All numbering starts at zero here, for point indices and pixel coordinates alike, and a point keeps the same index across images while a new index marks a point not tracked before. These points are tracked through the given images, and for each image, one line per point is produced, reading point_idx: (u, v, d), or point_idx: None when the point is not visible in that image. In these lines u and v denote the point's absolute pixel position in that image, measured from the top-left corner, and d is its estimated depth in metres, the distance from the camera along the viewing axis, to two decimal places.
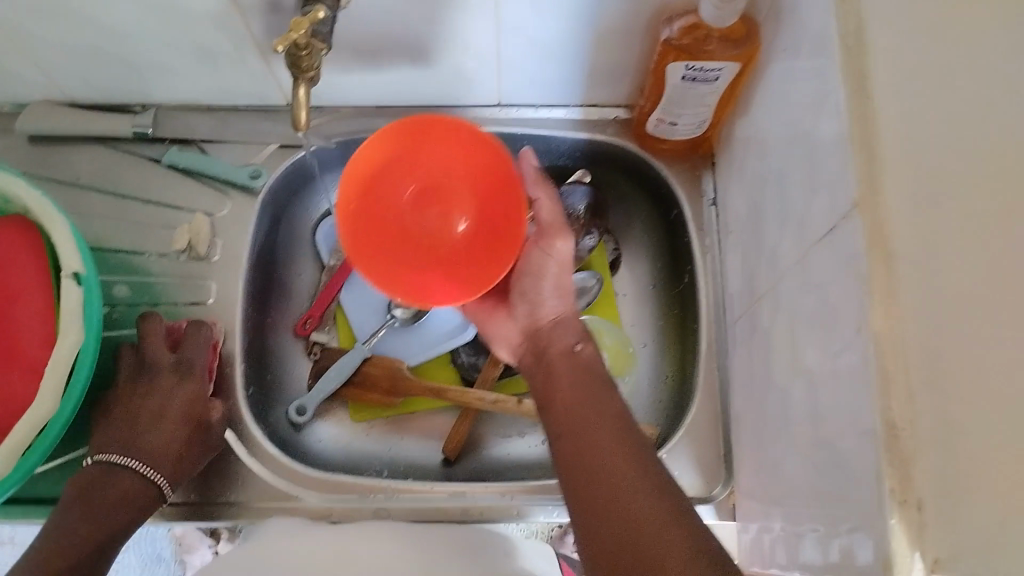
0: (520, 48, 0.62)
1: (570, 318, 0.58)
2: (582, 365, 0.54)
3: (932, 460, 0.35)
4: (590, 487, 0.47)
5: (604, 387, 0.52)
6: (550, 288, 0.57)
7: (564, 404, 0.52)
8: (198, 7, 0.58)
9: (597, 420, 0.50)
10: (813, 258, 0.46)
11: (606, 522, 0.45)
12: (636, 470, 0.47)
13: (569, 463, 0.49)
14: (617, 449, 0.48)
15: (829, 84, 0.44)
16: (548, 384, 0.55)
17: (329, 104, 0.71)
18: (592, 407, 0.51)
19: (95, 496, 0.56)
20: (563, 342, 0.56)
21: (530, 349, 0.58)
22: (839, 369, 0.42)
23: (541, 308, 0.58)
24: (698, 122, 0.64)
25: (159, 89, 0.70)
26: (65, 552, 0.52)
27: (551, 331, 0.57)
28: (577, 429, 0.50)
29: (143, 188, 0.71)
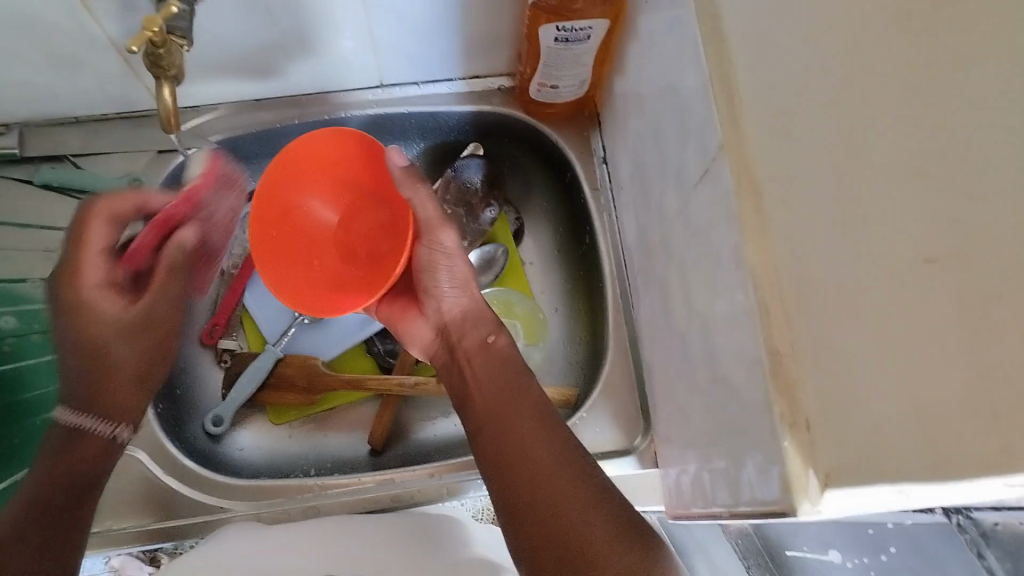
0: (389, 25, 0.60)
1: (481, 309, 0.57)
2: (494, 357, 0.54)
3: (812, 380, 0.33)
4: (514, 477, 0.48)
5: (519, 375, 0.53)
6: (446, 280, 0.57)
7: (482, 398, 0.53)
8: (38, 15, 0.54)
9: (516, 411, 0.51)
10: (690, 208, 0.46)
11: (533, 519, 0.46)
12: (557, 456, 0.48)
13: (491, 455, 0.50)
14: (537, 436, 0.49)
15: (685, 36, 0.44)
16: (463, 378, 0.55)
17: (205, 103, 0.68)
18: (508, 398, 0.52)
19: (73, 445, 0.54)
20: (474, 336, 0.56)
21: (441, 346, 0.58)
22: (719, 316, 0.42)
23: (444, 301, 0.58)
24: (579, 82, 0.63)
25: (16, 106, 0.66)
26: (48, 497, 0.51)
27: (460, 325, 0.57)
28: (498, 423, 0.50)
29: (18, 211, 0.67)
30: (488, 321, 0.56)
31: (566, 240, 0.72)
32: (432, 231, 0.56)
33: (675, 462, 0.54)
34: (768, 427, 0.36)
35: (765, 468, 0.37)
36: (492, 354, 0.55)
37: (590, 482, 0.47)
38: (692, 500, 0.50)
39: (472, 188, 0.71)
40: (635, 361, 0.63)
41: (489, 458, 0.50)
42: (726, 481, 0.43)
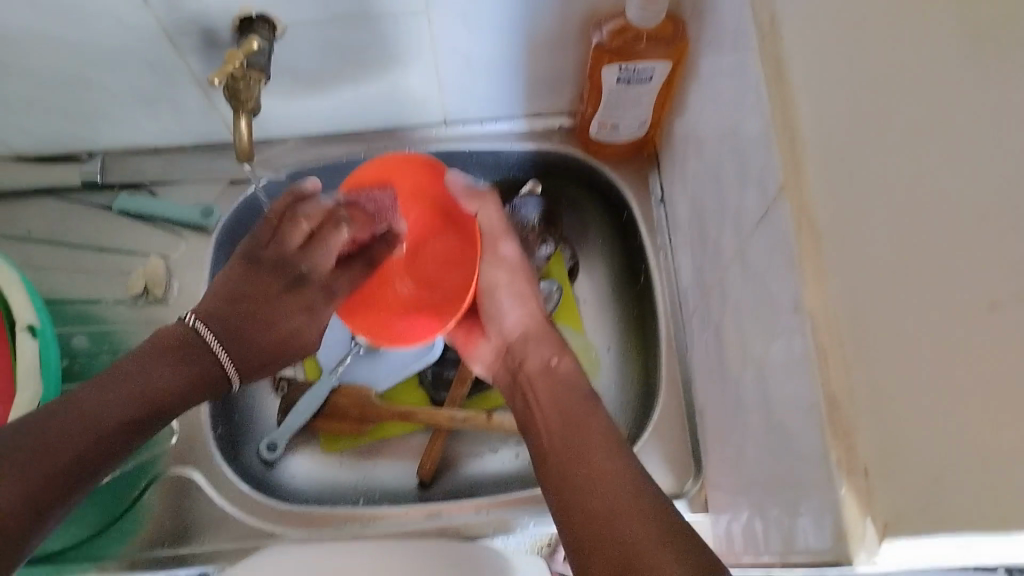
0: (457, 66, 0.62)
1: (543, 331, 0.60)
2: (558, 377, 0.56)
3: (870, 425, 0.32)
4: (579, 498, 0.46)
5: (584, 399, 0.53)
6: (509, 298, 0.60)
7: (548, 421, 0.53)
8: (131, 50, 0.58)
9: (581, 434, 0.50)
10: (747, 249, 0.46)
11: (586, 518, 0.45)
12: (618, 478, 0.46)
13: (558, 481, 0.49)
14: (602, 455, 0.48)
15: (749, 77, 0.44)
16: (530, 404, 0.56)
17: (276, 137, 0.71)
18: (574, 423, 0.51)
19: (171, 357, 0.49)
20: (539, 359, 0.58)
21: (503, 366, 0.61)
22: (777, 352, 0.41)
23: (506, 321, 0.61)
24: (639, 123, 0.64)
25: (104, 136, 0.70)
26: (133, 388, 0.46)
27: (523, 346, 0.59)
28: (562, 445, 0.50)
29: (95, 235, 0.71)
30: (551, 344, 0.59)
31: (623, 281, 0.72)
32: (494, 240, 0.60)
33: (726, 509, 0.53)
34: (824, 472, 0.35)
35: (820, 514, 0.36)
36: (556, 376, 0.56)
37: (647, 504, 0.44)
38: (742, 549, 0.49)
39: (529, 224, 0.71)
40: (689, 402, 0.62)
41: (549, 476, 0.50)
42: (779, 527, 0.43)
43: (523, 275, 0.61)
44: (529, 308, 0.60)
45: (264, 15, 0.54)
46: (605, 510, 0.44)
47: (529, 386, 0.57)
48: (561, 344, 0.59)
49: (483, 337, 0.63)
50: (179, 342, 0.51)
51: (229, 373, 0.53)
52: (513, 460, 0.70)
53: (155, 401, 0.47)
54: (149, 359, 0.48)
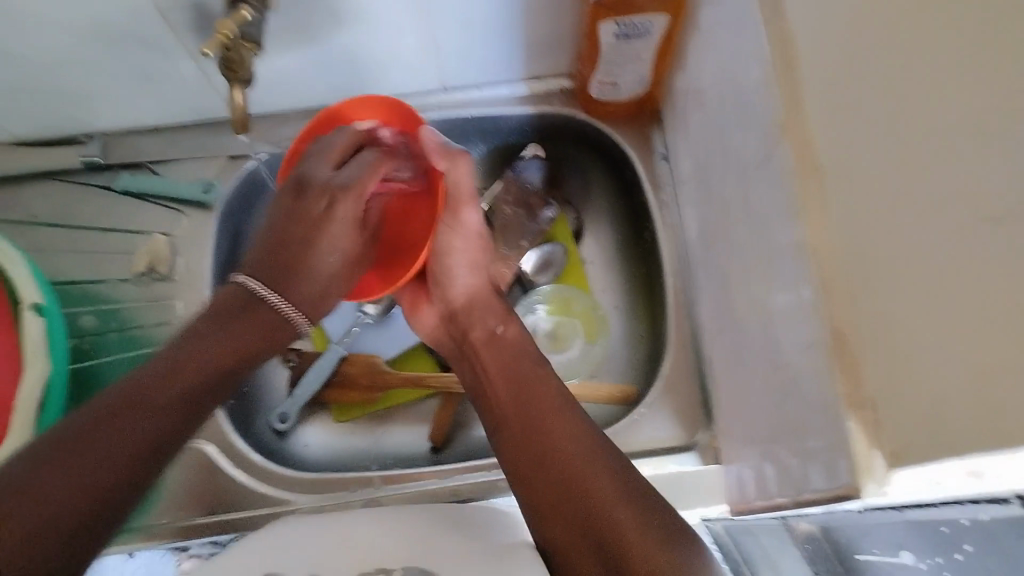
0: (454, 31, 0.62)
1: (487, 294, 0.61)
2: (503, 346, 0.57)
3: (873, 356, 0.33)
4: (538, 466, 0.48)
5: (535, 365, 0.54)
6: (461, 262, 0.61)
7: (498, 387, 0.54)
8: (125, 27, 0.57)
9: (535, 398, 0.51)
10: (751, 198, 0.45)
11: (548, 489, 0.47)
12: (579, 444, 0.48)
13: (515, 448, 0.50)
14: (557, 420, 0.49)
15: (748, 24, 0.44)
16: (478, 369, 0.57)
17: (273, 109, 0.71)
18: (525, 387, 0.53)
19: (235, 313, 0.52)
20: (484, 328, 0.59)
21: (447, 331, 0.63)
22: (784, 298, 0.41)
23: (455, 287, 0.61)
24: (639, 78, 0.64)
25: (101, 115, 0.69)
26: (197, 359, 0.48)
27: (467, 313, 0.61)
28: (515, 414, 0.51)
29: (96, 216, 0.71)
30: (496, 312, 0.60)
31: (628, 240, 0.72)
32: (457, 206, 0.58)
33: (737, 458, 0.53)
34: (834, 412, 0.36)
35: (833, 453, 0.36)
36: (502, 342, 0.57)
37: (610, 469, 0.46)
38: (755, 497, 0.50)
39: (531, 188, 0.71)
40: (697, 356, 0.62)
41: (506, 447, 0.51)
42: (792, 472, 0.43)
43: (479, 237, 0.61)
44: (479, 275, 0.61)
45: None
46: (569, 478, 0.46)
47: (473, 354, 0.58)
48: (505, 312, 0.60)
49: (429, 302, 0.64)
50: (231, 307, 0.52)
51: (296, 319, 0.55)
52: None
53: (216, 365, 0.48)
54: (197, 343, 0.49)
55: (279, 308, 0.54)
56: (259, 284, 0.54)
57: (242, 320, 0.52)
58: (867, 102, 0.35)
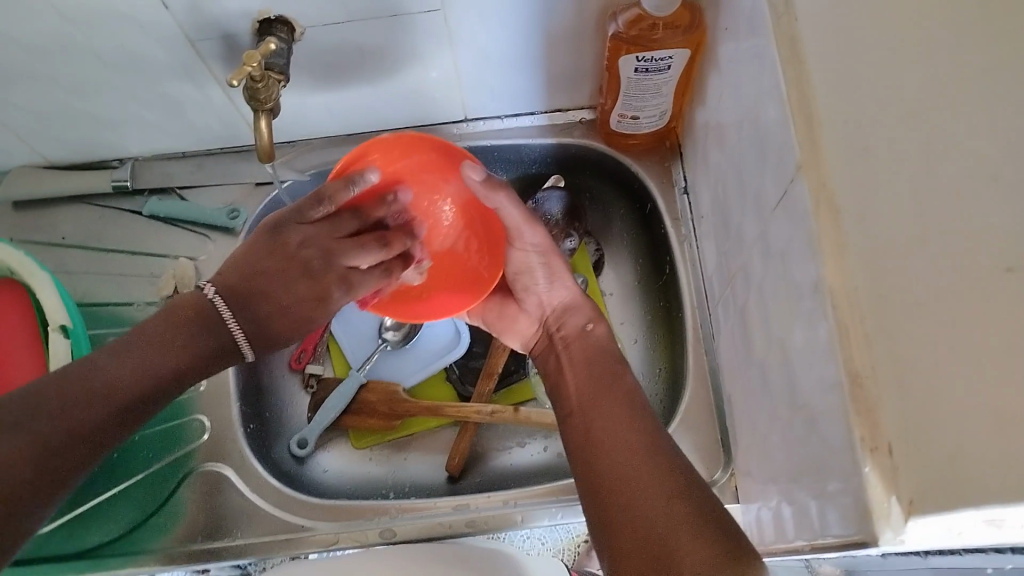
0: (478, 63, 0.63)
1: (580, 302, 0.60)
2: (592, 344, 0.56)
3: (890, 398, 0.31)
4: (603, 460, 0.47)
5: (613, 367, 0.53)
6: (543, 277, 0.61)
7: (575, 385, 0.54)
8: (157, 57, 0.59)
9: (606, 395, 0.51)
10: (769, 231, 0.45)
11: (604, 467, 0.46)
12: (644, 443, 0.46)
13: (582, 442, 0.49)
14: (625, 416, 0.48)
15: (764, 59, 0.43)
16: (561, 369, 0.56)
17: (299, 138, 0.72)
18: (597, 387, 0.52)
19: (184, 325, 0.50)
20: (574, 324, 0.58)
21: (542, 335, 0.61)
22: (800, 336, 0.40)
23: (546, 295, 0.61)
24: (660, 112, 0.64)
25: (132, 142, 0.71)
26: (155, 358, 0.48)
27: (561, 315, 0.60)
28: (590, 401, 0.51)
29: (125, 239, 0.72)
30: (587, 311, 0.59)
31: (648, 271, 0.72)
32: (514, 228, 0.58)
33: (755, 497, 0.53)
34: (848, 456, 0.35)
35: (847, 496, 0.36)
36: (591, 340, 0.56)
37: (665, 457, 0.45)
38: (773, 537, 0.49)
39: (553, 220, 0.72)
40: (716, 392, 0.62)
41: (576, 429, 0.50)
42: (808, 513, 0.42)
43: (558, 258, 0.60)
44: (566, 287, 0.60)
45: (282, 17, 0.55)
46: (629, 459, 0.46)
47: (564, 352, 0.58)
48: (597, 311, 0.59)
49: (522, 308, 0.63)
50: (189, 318, 0.50)
51: (240, 342, 0.52)
52: (541, 453, 0.70)
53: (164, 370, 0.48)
54: (142, 353, 0.47)
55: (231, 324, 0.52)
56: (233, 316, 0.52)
57: (162, 335, 0.49)
58: (877, 141, 0.34)
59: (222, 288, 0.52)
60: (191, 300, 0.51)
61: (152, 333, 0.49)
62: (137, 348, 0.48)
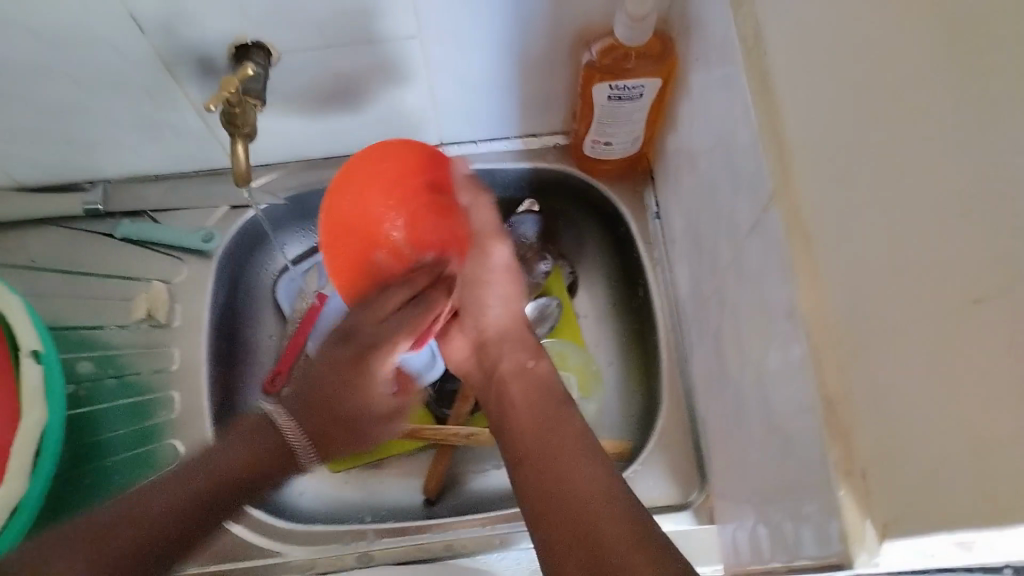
0: (454, 89, 0.63)
1: (518, 334, 0.60)
2: (536, 381, 0.56)
3: (865, 424, 0.33)
4: (551, 488, 0.47)
5: (558, 405, 0.54)
6: (494, 296, 0.60)
7: (521, 417, 0.54)
8: (131, 81, 0.59)
9: (556, 429, 0.52)
10: (744, 258, 0.46)
11: (557, 521, 0.45)
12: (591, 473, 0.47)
13: (531, 470, 0.49)
14: (573, 448, 0.49)
15: (736, 89, 0.44)
16: (501, 402, 0.57)
17: (275, 161, 0.72)
18: (547, 420, 0.52)
19: (259, 437, 0.60)
20: (515, 360, 0.59)
21: (476, 364, 0.62)
22: (774, 361, 0.41)
23: (486, 317, 0.60)
24: (633, 139, 0.65)
25: (104, 164, 0.70)
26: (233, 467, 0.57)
27: (499, 346, 0.60)
28: (537, 452, 0.50)
29: (97, 263, 0.71)
30: (526, 346, 0.60)
31: (621, 293, 0.73)
32: (483, 242, 0.59)
33: (729, 517, 0.53)
34: (823, 480, 0.36)
35: (823, 519, 0.36)
36: (533, 377, 0.57)
37: (611, 488, 0.46)
38: (749, 557, 0.49)
39: (527, 242, 0.73)
40: (691, 413, 0.62)
41: (525, 484, 0.49)
42: (784, 534, 0.43)
43: (511, 278, 0.61)
44: (510, 309, 0.61)
45: (259, 41, 0.56)
46: (582, 510, 0.45)
47: (506, 385, 0.57)
48: (537, 347, 0.60)
49: (459, 331, 0.62)
50: (258, 432, 0.60)
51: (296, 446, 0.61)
52: None
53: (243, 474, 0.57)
54: (229, 451, 0.58)
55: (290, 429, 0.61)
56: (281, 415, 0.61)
57: (248, 434, 0.59)
58: (848, 174, 0.35)
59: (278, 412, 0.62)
60: (255, 421, 0.61)
61: (237, 440, 0.59)
62: (215, 471, 0.56)
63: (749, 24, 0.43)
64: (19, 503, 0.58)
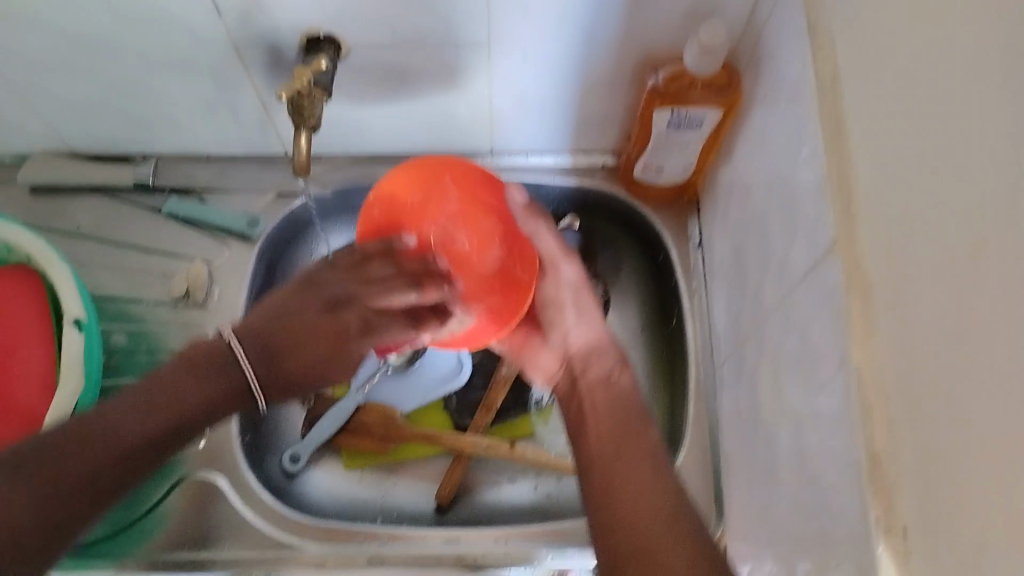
0: (513, 99, 0.63)
1: (606, 343, 0.53)
2: (619, 395, 0.50)
3: (909, 482, 0.33)
4: (631, 553, 0.42)
5: (640, 423, 0.49)
6: (572, 311, 0.53)
7: (596, 437, 0.48)
8: (198, 60, 0.60)
9: (639, 464, 0.46)
10: (794, 299, 0.45)
11: None
12: (679, 545, 0.42)
13: (608, 511, 0.44)
14: (662, 503, 0.44)
15: (805, 131, 0.44)
16: (575, 413, 0.51)
17: (326, 153, 0.73)
18: (628, 448, 0.47)
19: (207, 371, 0.49)
20: (600, 369, 0.52)
21: (563, 379, 0.53)
22: (819, 406, 0.40)
23: (569, 335, 0.53)
24: (685, 167, 0.65)
25: (159, 140, 0.71)
26: (167, 408, 0.47)
27: (583, 359, 0.52)
28: (613, 489, 0.45)
29: (141, 236, 0.72)
30: (614, 356, 0.52)
31: (655, 323, 0.72)
32: (550, 258, 0.54)
33: (747, 559, 0.53)
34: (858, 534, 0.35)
35: (854, 573, 0.36)
36: (615, 392, 0.50)
37: (705, 563, 0.41)
38: None
39: None
40: (714, 449, 0.62)
41: (600, 517, 0.45)
42: None
43: (588, 291, 0.55)
44: (595, 321, 0.53)
45: (331, 35, 0.56)
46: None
47: (585, 400, 0.51)
48: (623, 356, 0.53)
49: (545, 344, 0.54)
50: (201, 360, 0.50)
51: (257, 395, 0.51)
52: (532, 491, 0.70)
53: (158, 429, 0.47)
54: (171, 387, 0.48)
55: (251, 376, 0.50)
56: (243, 349, 0.50)
57: (202, 378, 0.49)
58: (914, 227, 0.34)
59: (248, 334, 0.50)
60: (211, 346, 0.50)
61: (170, 378, 0.48)
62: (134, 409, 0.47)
63: (827, 66, 0.43)
64: None
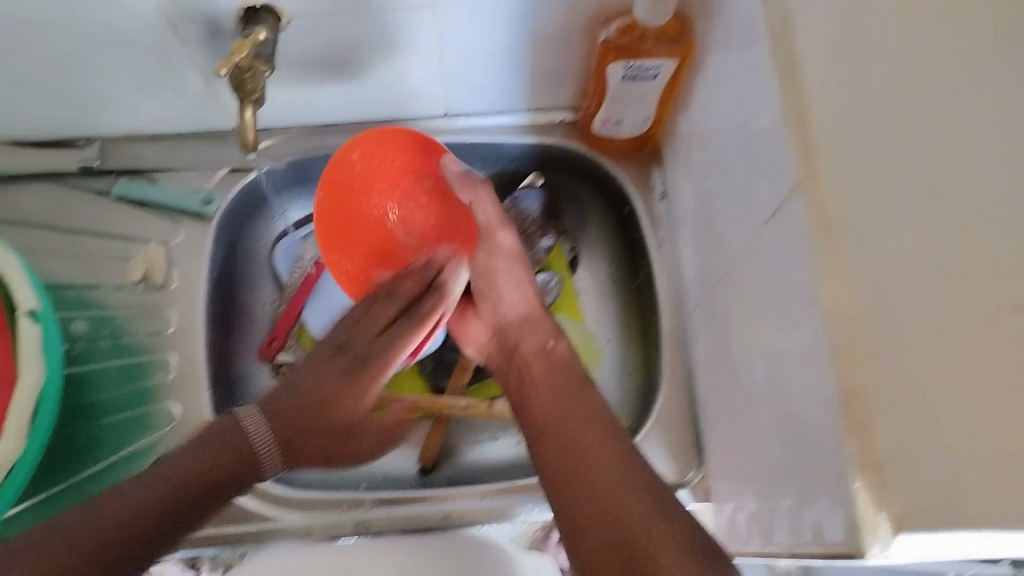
0: (466, 59, 0.62)
1: (536, 314, 0.58)
2: (554, 363, 0.54)
3: (888, 416, 0.33)
4: (573, 484, 0.44)
5: (580, 383, 0.52)
6: (506, 281, 0.59)
7: (540, 405, 0.51)
8: (135, 38, 0.57)
9: (574, 414, 0.49)
10: (760, 246, 0.45)
11: (587, 524, 0.42)
12: (616, 468, 0.44)
13: (550, 460, 0.47)
14: (597, 443, 0.46)
15: (761, 77, 0.44)
16: (521, 385, 0.54)
17: (278, 124, 0.71)
18: (568, 404, 0.50)
19: (222, 442, 0.51)
20: (534, 341, 0.56)
21: (497, 347, 0.59)
22: (791, 353, 0.41)
23: (503, 303, 0.59)
24: (643, 118, 0.64)
25: (102, 121, 0.69)
26: (183, 480, 0.48)
27: (518, 328, 0.57)
28: (555, 437, 0.48)
29: (94, 221, 0.70)
30: (548, 327, 0.57)
31: (625, 273, 0.73)
32: (489, 228, 0.59)
33: (729, 499, 0.54)
34: (836, 474, 0.36)
35: (833, 510, 0.37)
36: (553, 358, 0.54)
37: (642, 477, 0.43)
38: (748, 537, 0.51)
39: (530, 216, 0.71)
40: (691, 395, 0.63)
41: (545, 462, 0.47)
42: (788, 518, 0.44)
43: (520, 261, 0.59)
44: (526, 294, 0.58)
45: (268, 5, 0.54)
46: (606, 509, 0.42)
47: (526, 368, 0.55)
48: (558, 328, 0.57)
49: (476, 318, 0.62)
50: (218, 435, 0.51)
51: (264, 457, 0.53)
52: (512, 447, 0.71)
53: (180, 503, 0.47)
54: (191, 460, 0.49)
55: (252, 441, 0.53)
56: (268, 422, 0.54)
57: (221, 443, 0.51)
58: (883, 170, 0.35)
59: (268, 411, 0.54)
60: (225, 420, 0.53)
61: (194, 459, 0.49)
62: (157, 482, 0.47)
63: (778, 13, 0.42)
64: (15, 463, 0.57)
